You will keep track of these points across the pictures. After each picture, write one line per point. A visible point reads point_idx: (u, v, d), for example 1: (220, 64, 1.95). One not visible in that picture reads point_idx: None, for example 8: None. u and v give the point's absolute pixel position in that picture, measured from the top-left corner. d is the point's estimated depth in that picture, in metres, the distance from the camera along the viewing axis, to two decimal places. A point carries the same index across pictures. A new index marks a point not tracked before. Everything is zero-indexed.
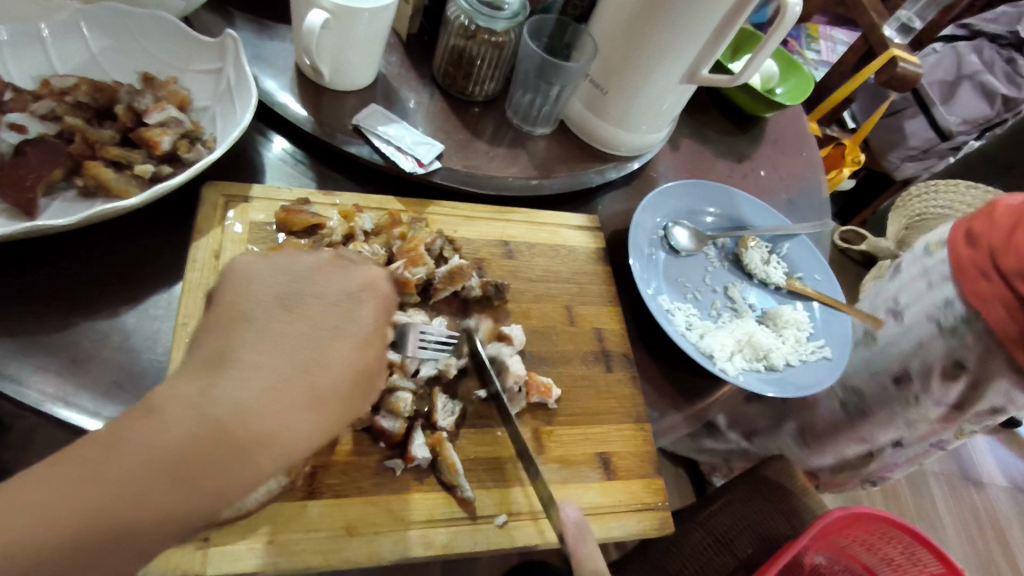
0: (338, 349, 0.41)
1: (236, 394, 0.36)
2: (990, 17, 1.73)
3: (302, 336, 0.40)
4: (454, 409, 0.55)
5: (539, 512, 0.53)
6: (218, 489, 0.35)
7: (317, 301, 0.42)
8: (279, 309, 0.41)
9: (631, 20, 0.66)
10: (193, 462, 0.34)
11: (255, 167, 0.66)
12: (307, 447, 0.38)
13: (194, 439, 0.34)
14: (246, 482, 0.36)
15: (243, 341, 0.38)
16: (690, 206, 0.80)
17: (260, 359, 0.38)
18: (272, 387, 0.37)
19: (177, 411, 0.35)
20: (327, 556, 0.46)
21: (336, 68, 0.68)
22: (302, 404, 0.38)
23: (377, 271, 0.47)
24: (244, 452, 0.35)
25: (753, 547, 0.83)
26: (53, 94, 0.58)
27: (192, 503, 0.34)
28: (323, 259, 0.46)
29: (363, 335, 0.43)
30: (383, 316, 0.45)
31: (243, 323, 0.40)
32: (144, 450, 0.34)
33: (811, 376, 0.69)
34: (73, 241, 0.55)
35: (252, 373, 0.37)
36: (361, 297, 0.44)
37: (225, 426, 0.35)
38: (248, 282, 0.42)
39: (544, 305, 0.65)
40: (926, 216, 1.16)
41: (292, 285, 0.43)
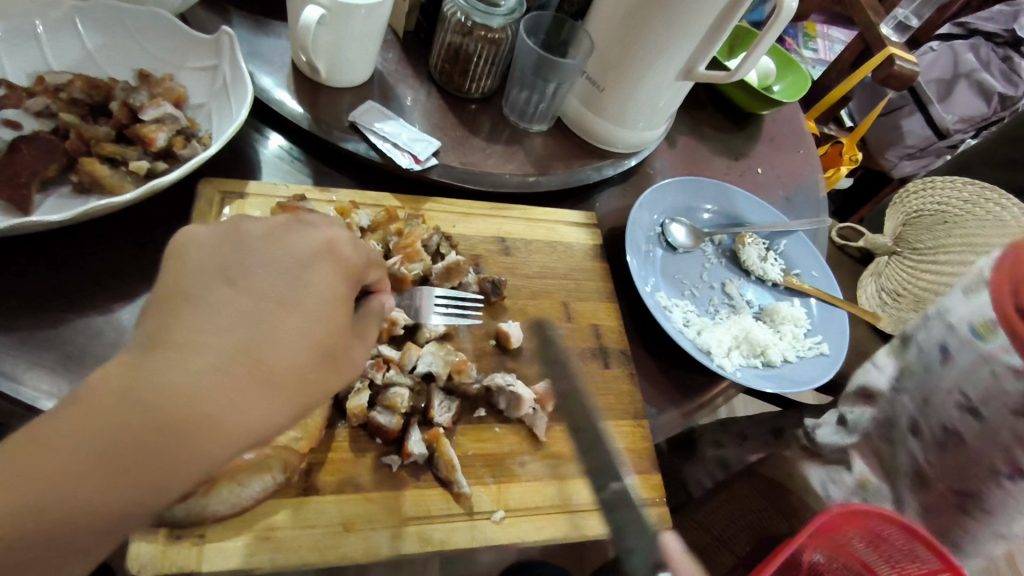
0: (289, 323, 0.37)
1: (173, 380, 0.33)
2: (986, 17, 1.74)
3: (247, 311, 0.37)
4: (452, 406, 0.54)
5: (536, 507, 0.53)
6: (159, 479, 0.33)
7: (265, 269, 0.38)
8: (221, 282, 0.37)
9: (627, 16, 0.66)
10: (132, 451, 0.32)
11: (251, 164, 0.66)
12: (261, 428, 0.36)
13: (130, 428, 0.32)
14: (192, 470, 0.34)
15: (182, 320, 0.35)
16: (687, 203, 0.80)
17: (198, 339, 0.35)
18: (213, 370, 0.34)
19: (110, 400, 0.33)
20: (324, 552, 0.46)
21: (333, 65, 0.68)
22: (250, 385, 0.35)
23: (338, 233, 0.43)
24: (185, 439, 0.33)
25: (752, 545, 0.73)
26: (48, 91, 0.58)
27: (132, 494, 0.32)
28: (275, 223, 0.41)
29: (320, 304, 0.39)
30: (343, 281, 0.41)
31: (183, 299, 0.36)
32: (78, 443, 0.32)
33: (807, 372, 0.69)
34: (68, 238, 0.55)
35: (189, 354, 0.34)
36: (316, 262, 0.40)
37: (164, 414, 0.33)
38: (194, 253, 0.38)
39: (542, 302, 0.64)
40: (923, 213, 1.17)
41: (235, 253, 0.39)
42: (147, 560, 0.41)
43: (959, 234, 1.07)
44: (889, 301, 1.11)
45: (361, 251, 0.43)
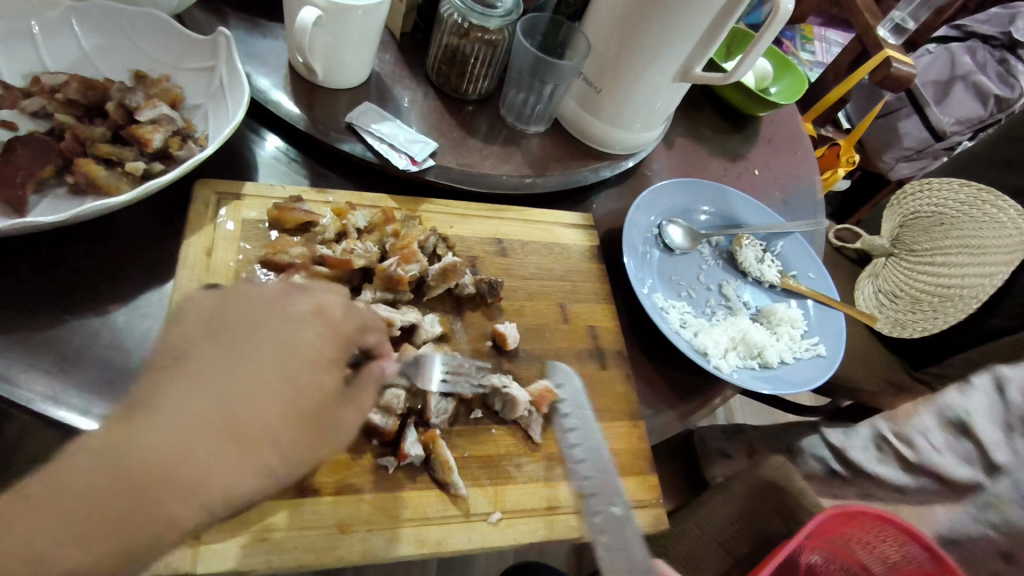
0: (274, 388, 0.39)
1: (154, 443, 0.35)
2: (982, 19, 1.75)
3: (233, 377, 0.38)
4: (447, 408, 0.54)
5: (534, 508, 0.53)
6: (130, 541, 0.33)
7: (253, 334, 0.40)
8: (210, 347, 0.39)
9: (624, 18, 0.66)
10: (109, 511, 0.33)
11: (248, 165, 0.66)
12: (236, 493, 0.36)
13: (108, 490, 0.33)
14: (164, 532, 0.34)
15: (171, 383, 0.37)
16: (685, 204, 0.80)
17: (183, 403, 0.36)
18: (193, 434, 0.36)
19: (93, 459, 0.34)
20: (320, 554, 0.46)
21: (329, 66, 0.68)
22: (228, 451, 0.36)
23: (331, 299, 0.44)
24: (165, 500, 0.34)
25: (749, 548, 0.84)
26: (43, 91, 0.57)
27: (105, 556, 0.33)
28: (272, 288, 0.43)
29: (305, 368, 0.40)
30: (332, 345, 0.42)
31: (175, 363, 0.38)
32: (60, 500, 0.33)
33: (804, 373, 0.69)
34: (64, 239, 0.55)
35: (178, 416, 0.36)
36: (306, 328, 0.42)
37: (142, 476, 0.34)
38: (192, 315, 0.41)
39: (539, 304, 0.64)
40: (920, 214, 1.17)
41: (232, 317, 0.41)
42: None
43: (954, 236, 1.09)
44: (886, 302, 1.14)
45: (354, 314, 0.45)
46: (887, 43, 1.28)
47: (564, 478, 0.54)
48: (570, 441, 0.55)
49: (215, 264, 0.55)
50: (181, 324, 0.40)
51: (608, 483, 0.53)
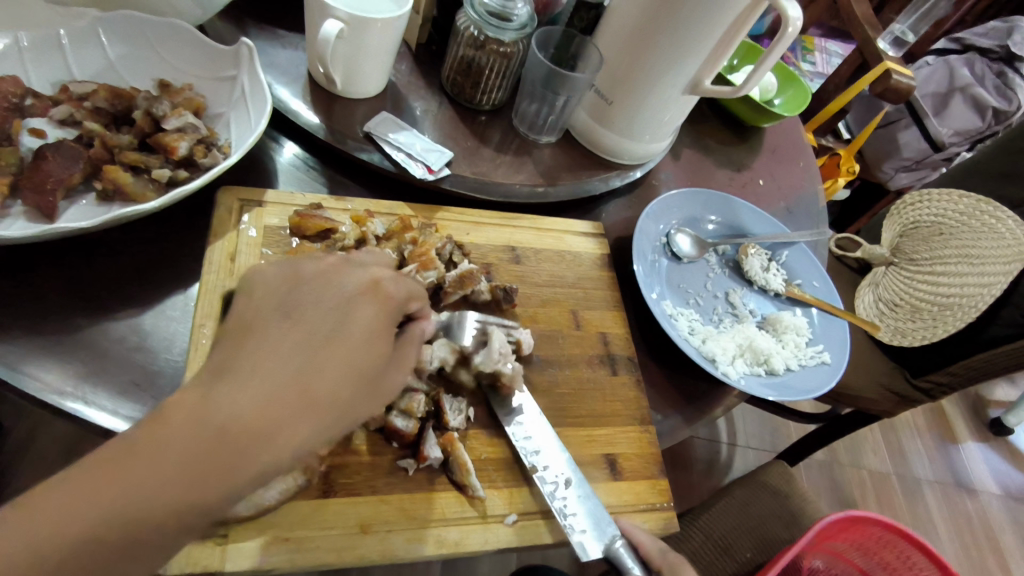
0: (335, 352, 0.41)
1: (236, 404, 0.37)
2: (980, 33, 1.79)
3: (301, 343, 0.40)
4: (462, 408, 0.56)
5: (549, 511, 0.54)
6: (215, 493, 0.35)
7: (315, 305, 0.42)
8: (278, 318, 0.41)
9: (635, 32, 0.68)
10: (197, 463, 0.35)
11: (268, 173, 0.67)
12: (306, 449, 0.38)
13: (195, 443, 0.35)
14: (245, 484, 0.36)
15: (248, 349, 0.39)
16: (691, 213, 0.82)
17: (259, 369, 0.38)
18: (268, 396, 0.37)
19: (179, 421, 0.36)
20: (342, 553, 0.47)
21: (348, 76, 0.70)
22: (299, 409, 0.38)
23: (378, 273, 0.46)
24: (244, 454, 0.36)
25: (751, 551, 0.86)
26: (72, 100, 0.59)
27: (193, 507, 0.34)
28: (327, 263, 0.45)
29: (367, 334, 0.42)
30: (384, 317, 0.44)
31: (249, 332, 0.40)
32: (147, 459, 0.34)
33: (809, 380, 0.70)
34: (91, 244, 0.56)
35: (254, 378, 0.38)
36: (360, 300, 0.43)
37: (226, 434, 0.36)
38: (257, 291, 0.43)
39: (551, 310, 0.66)
40: (920, 223, 1.19)
41: (294, 289, 0.43)
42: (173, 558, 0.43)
43: (953, 246, 1.11)
44: (886, 310, 1.15)
45: (400, 287, 0.46)
46: (888, 56, 1.30)
47: (531, 457, 0.55)
48: (511, 421, 0.56)
49: (238, 269, 0.57)
50: (247, 299, 0.42)
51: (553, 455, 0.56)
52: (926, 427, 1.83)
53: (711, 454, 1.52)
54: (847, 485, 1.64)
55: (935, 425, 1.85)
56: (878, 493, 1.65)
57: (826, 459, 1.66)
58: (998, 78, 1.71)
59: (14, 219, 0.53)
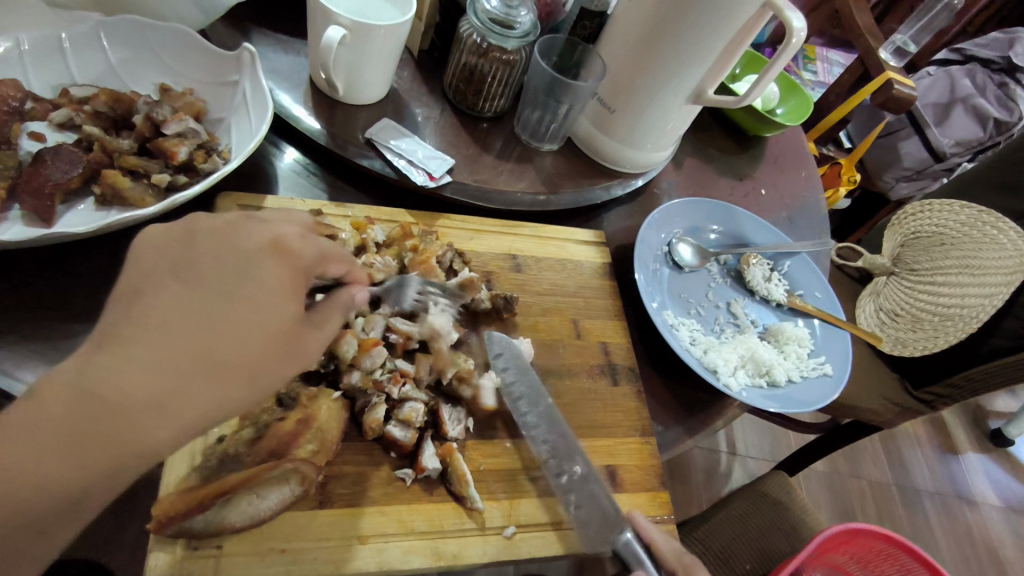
0: (232, 316, 0.39)
1: (120, 371, 0.36)
2: (981, 44, 1.79)
3: (195, 305, 0.39)
4: (461, 418, 0.55)
5: (548, 524, 0.54)
6: (112, 459, 0.35)
7: (211, 263, 0.40)
8: (171, 280, 0.39)
9: (639, 40, 0.68)
10: (80, 435, 0.35)
11: (268, 178, 0.67)
12: (211, 413, 0.38)
13: (79, 414, 0.35)
14: (144, 450, 0.36)
15: (135, 315, 0.37)
16: (694, 223, 0.81)
17: (146, 335, 0.37)
18: (158, 362, 0.37)
19: (62, 389, 0.35)
20: (338, 564, 0.46)
21: (351, 83, 0.69)
22: (196, 374, 0.37)
23: (289, 231, 0.43)
24: (131, 423, 0.36)
25: (751, 563, 0.85)
26: (72, 103, 0.59)
27: (92, 474, 0.35)
28: (231, 218, 0.43)
29: (268, 295, 0.41)
30: (295, 276, 0.42)
31: (140, 293, 0.38)
32: (34, 434, 0.34)
33: (810, 391, 0.70)
34: (88, 249, 0.56)
35: (142, 345, 0.36)
36: (264, 258, 0.41)
37: (115, 400, 0.35)
38: (151, 248, 0.40)
39: (552, 319, 0.66)
40: (921, 234, 1.17)
41: (188, 248, 0.40)
42: (166, 569, 0.42)
43: (954, 256, 1.10)
44: (887, 320, 1.15)
45: (314, 245, 0.44)
46: (890, 66, 1.30)
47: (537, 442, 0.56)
48: (520, 409, 0.57)
49: None
50: (141, 258, 0.40)
51: (565, 447, 0.57)
52: (927, 438, 1.83)
53: (710, 463, 1.52)
54: (847, 495, 1.63)
55: (936, 436, 1.84)
56: (878, 504, 1.64)
57: (826, 469, 1.65)
58: (999, 88, 1.71)
59: (12, 223, 0.52)
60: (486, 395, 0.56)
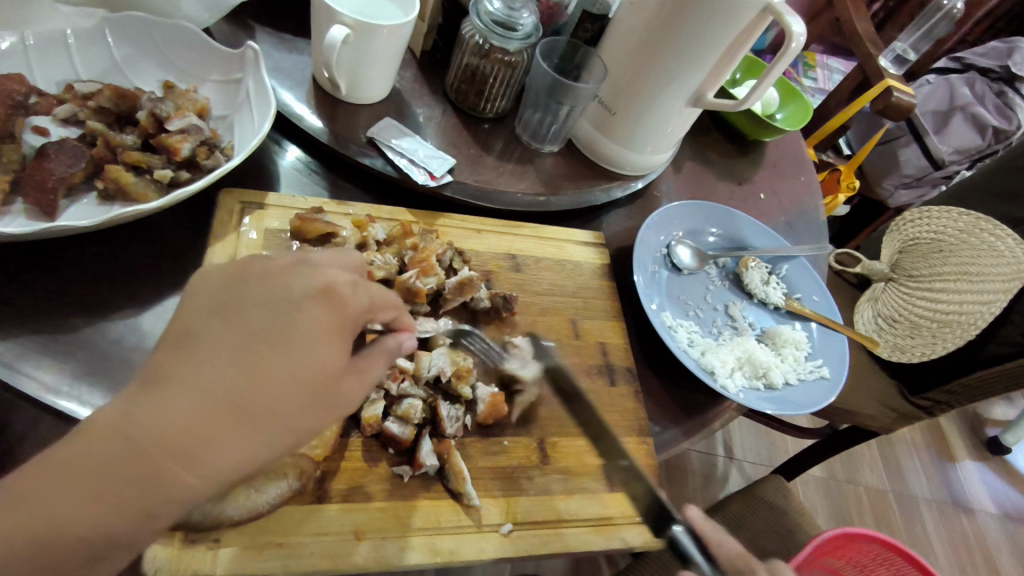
0: (274, 367, 0.38)
1: (158, 416, 0.35)
2: (980, 53, 1.81)
3: (236, 350, 0.37)
4: (459, 416, 0.55)
5: (543, 522, 0.54)
6: (145, 508, 0.34)
7: (256, 307, 0.39)
8: (216, 323, 0.38)
9: (640, 44, 0.68)
10: (115, 484, 0.33)
11: (270, 176, 0.67)
12: (241, 466, 0.36)
13: (116, 463, 0.33)
14: (176, 500, 0.35)
15: (180, 360, 0.36)
16: (693, 225, 0.82)
17: (188, 380, 0.36)
18: (195, 408, 0.35)
19: (103, 431, 0.34)
20: (335, 560, 0.46)
21: (353, 82, 0.70)
22: (232, 424, 0.36)
23: (338, 276, 0.42)
24: (167, 475, 0.34)
25: None
26: (76, 99, 0.59)
27: (123, 520, 0.34)
28: (281, 262, 0.42)
29: (310, 344, 0.39)
30: (339, 323, 0.41)
31: (188, 336, 0.38)
32: (68, 477, 0.33)
33: (807, 395, 0.70)
34: (89, 244, 0.56)
35: (182, 394, 0.35)
36: (311, 305, 0.40)
37: (151, 447, 0.34)
38: (205, 287, 0.40)
39: (550, 319, 0.66)
40: (920, 240, 1.19)
41: (236, 290, 0.40)
42: (163, 562, 0.42)
43: (953, 263, 1.11)
44: (885, 327, 1.15)
45: (362, 294, 0.43)
46: (890, 73, 1.31)
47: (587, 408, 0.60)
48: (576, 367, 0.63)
49: None
50: (192, 297, 0.40)
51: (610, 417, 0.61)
52: (924, 445, 1.83)
53: (707, 467, 1.52)
54: (844, 501, 1.63)
55: (933, 442, 1.85)
56: (875, 510, 1.64)
57: (823, 475, 1.65)
58: (999, 97, 1.73)
59: (15, 216, 0.53)
60: (481, 403, 0.56)
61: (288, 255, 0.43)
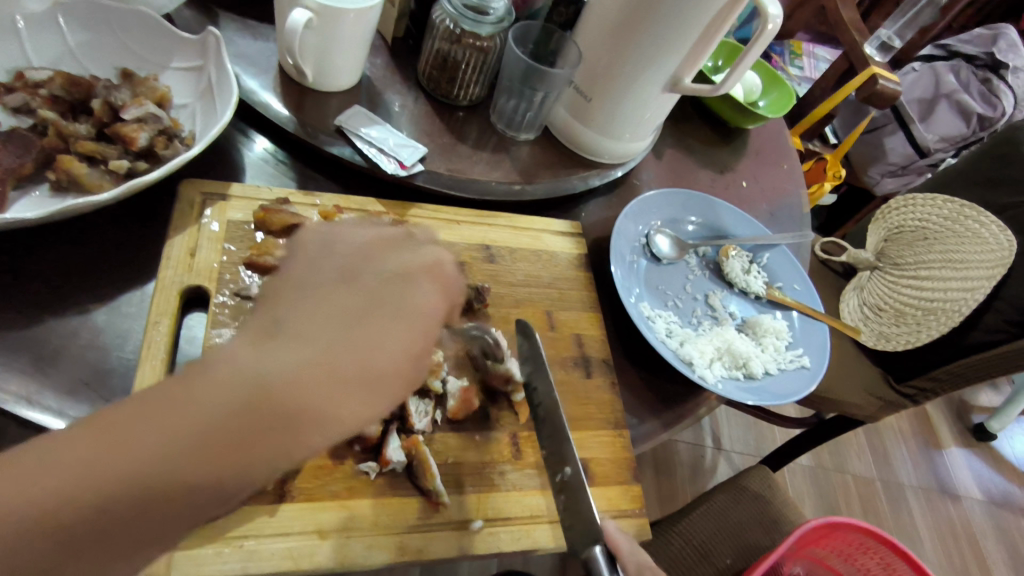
0: (387, 330, 0.41)
1: (287, 362, 0.38)
2: (965, 39, 1.80)
3: (356, 312, 0.41)
4: (427, 409, 0.54)
5: (514, 518, 0.53)
6: (271, 450, 0.36)
7: (374, 278, 0.44)
8: (338, 287, 0.43)
9: (616, 26, 0.66)
10: (233, 423, 0.36)
11: (235, 166, 0.65)
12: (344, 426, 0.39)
13: (236, 405, 0.36)
14: (298, 445, 0.37)
15: (302, 312, 0.40)
16: (672, 214, 0.80)
17: (312, 331, 0.39)
18: (320, 358, 0.39)
19: (227, 372, 0.37)
20: (297, 561, 0.45)
21: (319, 68, 0.68)
22: (353, 377, 0.39)
23: (438, 256, 0.47)
24: (284, 419, 0.37)
25: (731, 558, 0.84)
26: (27, 87, 0.56)
27: (250, 462, 0.36)
28: (390, 243, 0.47)
29: (414, 316, 0.43)
30: (440, 299, 0.45)
31: (310, 294, 0.42)
32: (185, 415, 0.35)
33: (788, 384, 0.69)
34: (42, 237, 0.54)
35: (306, 344, 0.39)
36: (422, 280, 0.45)
37: (270, 391, 0.37)
38: (320, 255, 0.45)
39: (524, 310, 0.64)
40: (904, 228, 1.18)
41: (357, 261, 0.45)
42: None
43: (937, 251, 1.10)
44: (871, 315, 1.14)
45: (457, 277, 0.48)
46: (875, 60, 1.30)
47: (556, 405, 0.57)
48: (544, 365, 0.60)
49: (197, 265, 0.55)
50: (305, 262, 0.44)
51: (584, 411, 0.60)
52: (911, 432, 1.84)
53: (694, 458, 1.52)
54: (832, 490, 1.63)
55: (920, 430, 1.85)
56: (862, 499, 1.65)
57: (811, 464, 1.65)
58: (983, 85, 1.72)
59: None
60: (451, 398, 0.55)
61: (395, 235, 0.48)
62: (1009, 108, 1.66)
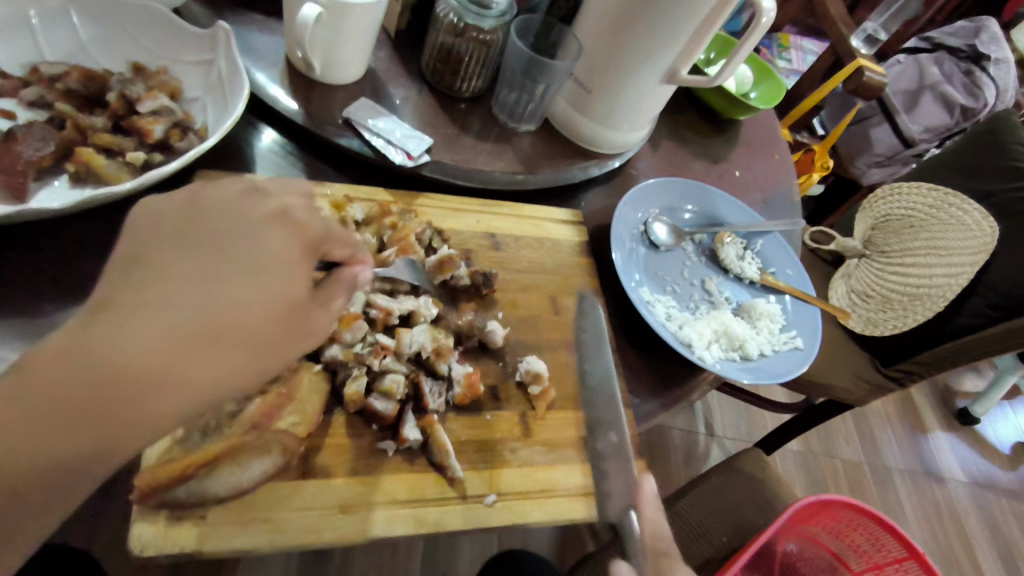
0: (244, 287, 0.41)
1: (138, 338, 0.38)
2: (950, 33, 1.85)
3: (210, 272, 0.41)
4: (441, 390, 0.56)
5: (525, 491, 0.55)
6: (136, 423, 0.38)
7: (227, 231, 0.42)
8: (175, 248, 0.41)
9: (614, 20, 0.69)
10: (96, 400, 0.37)
11: (244, 158, 0.67)
12: (223, 384, 0.40)
13: (91, 384, 0.36)
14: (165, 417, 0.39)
15: (137, 280, 0.39)
16: (670, 203, 0.83)
17: (156, 298, 0.39)
18: (173, 325, 0.39)
19: (69, 355, 0.37)
20: (321, 532, 0.47)
21: (328, 62, 0.69)
22: (209, 338, 0.39)
23: (293, 202, 0.46)
24: (145, 393, 0.38)
25: (726, 536, 0.88)
26: (43, 81, 0.58)
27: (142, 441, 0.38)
28: (235, 190, 0.44)
29: (275, 268, 0.42)
30: (300, 243, 0.44)
31: (137, 257, 0.40)
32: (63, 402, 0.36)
33: (781, 364, 0.72)
34: (61, 226, 0.55)
35: (154, 313, 0.38)
36: (274, 228, 0.43)
37: (120, 371, 0.37)
38: (160, 215, 0.42)
39: (529, 296, 0.67)
40: (890, 216, 1.21)
41: (192, 219, 0.43)
42: (150, 538, 0.42)
43: (922, 237, 1.14)
44: (858, 302, 1.19)
45: (323, 223, 0.46)
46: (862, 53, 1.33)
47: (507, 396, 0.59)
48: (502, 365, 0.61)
49: None
50: (153, 220, 0.42)
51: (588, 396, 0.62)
52: (897, 417, 1.89)
53: (688, 444, 1.55)
54: (822, 473, 1.68)
55: (906, 415, 1.91)
56: (851, 481, 1.70)
57: (800, 449, 1.70)
58: (966, 76, 1.76)
59: None
60: (457, 384, 0.56)
61: (239, 183, 0.45)
62: (991, 99, 1.70)
